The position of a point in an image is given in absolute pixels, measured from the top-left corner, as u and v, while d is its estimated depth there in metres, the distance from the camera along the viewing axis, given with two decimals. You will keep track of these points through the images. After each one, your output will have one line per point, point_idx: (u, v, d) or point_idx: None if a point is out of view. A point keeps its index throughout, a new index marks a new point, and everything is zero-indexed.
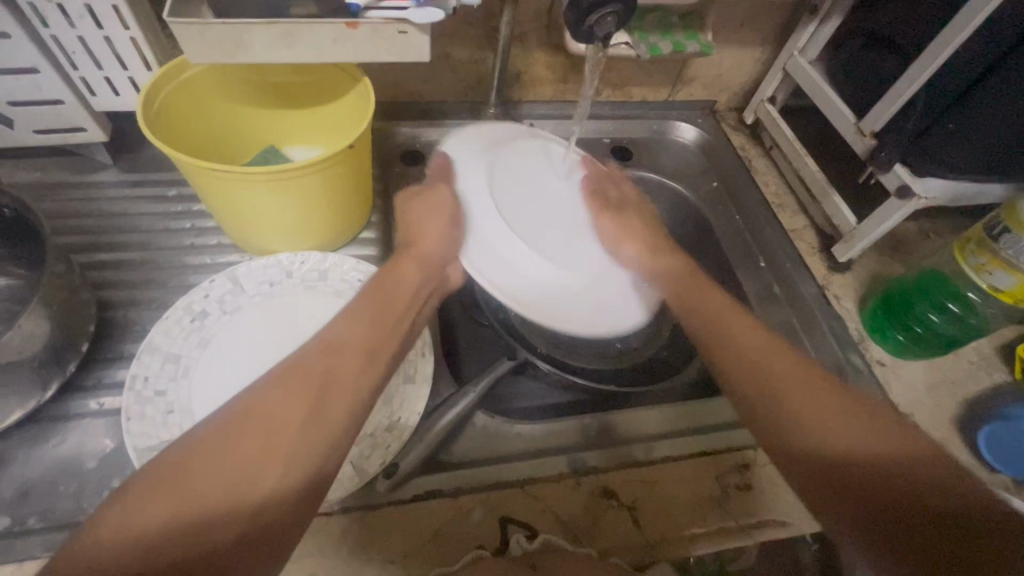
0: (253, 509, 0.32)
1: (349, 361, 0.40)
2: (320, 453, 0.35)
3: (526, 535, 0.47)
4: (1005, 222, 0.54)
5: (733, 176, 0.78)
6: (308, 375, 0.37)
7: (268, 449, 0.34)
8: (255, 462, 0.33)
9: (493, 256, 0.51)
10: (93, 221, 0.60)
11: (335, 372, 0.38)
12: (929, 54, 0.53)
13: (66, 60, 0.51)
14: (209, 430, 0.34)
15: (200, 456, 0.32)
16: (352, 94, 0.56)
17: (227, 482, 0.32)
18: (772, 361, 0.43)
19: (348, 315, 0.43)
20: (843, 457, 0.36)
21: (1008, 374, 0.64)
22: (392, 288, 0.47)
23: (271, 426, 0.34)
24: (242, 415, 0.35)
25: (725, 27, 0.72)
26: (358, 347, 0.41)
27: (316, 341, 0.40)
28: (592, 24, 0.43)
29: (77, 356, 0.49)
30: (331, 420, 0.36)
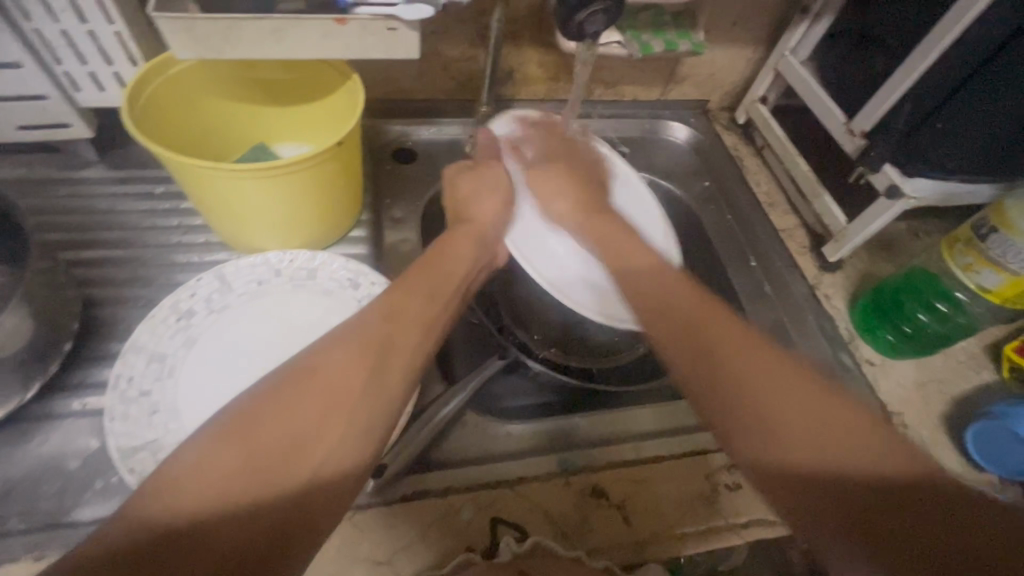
0: (317, 464, 0.32)
1: (408, 331, 0.41)
2: (375, 414, 0.36)
3: (514, 535, 0.46)
4: (992, 222, 0.55)
5: (725, 175, 0.78)
6: (366, 342, 0.38)
7: (330, 408, 0.34)
8: (317, 417, 0.34)
9: (532, 241, 0.59)
10: (79, 218, 0.59)
11: (393, 338, 0.39)
12: (918, 56, 0.54)
13: (50, 54, 0.50)
14: (271, 387, 0.34)
15: (266, 410, 0.33)
16: (342, 92, 0.56)
17: (290, 436, 0.32)
18: (737, 349, 0.39)
19: (403, 287, 0.44)
20: (816, 454, 0.33)
21: (995, 373, 0.64)
22: (441, 268, 0.49)
23: (332, 385, 0.35)
24: (302, 373, 0.35)
25: (717, 26, 0.72)
26: (415, 319, 0.42)
27: (375, 308, 0.41)
28: (581, 21, 0.43)
29: (61, 354, 0.48)
30: (393, 387, 0.37)
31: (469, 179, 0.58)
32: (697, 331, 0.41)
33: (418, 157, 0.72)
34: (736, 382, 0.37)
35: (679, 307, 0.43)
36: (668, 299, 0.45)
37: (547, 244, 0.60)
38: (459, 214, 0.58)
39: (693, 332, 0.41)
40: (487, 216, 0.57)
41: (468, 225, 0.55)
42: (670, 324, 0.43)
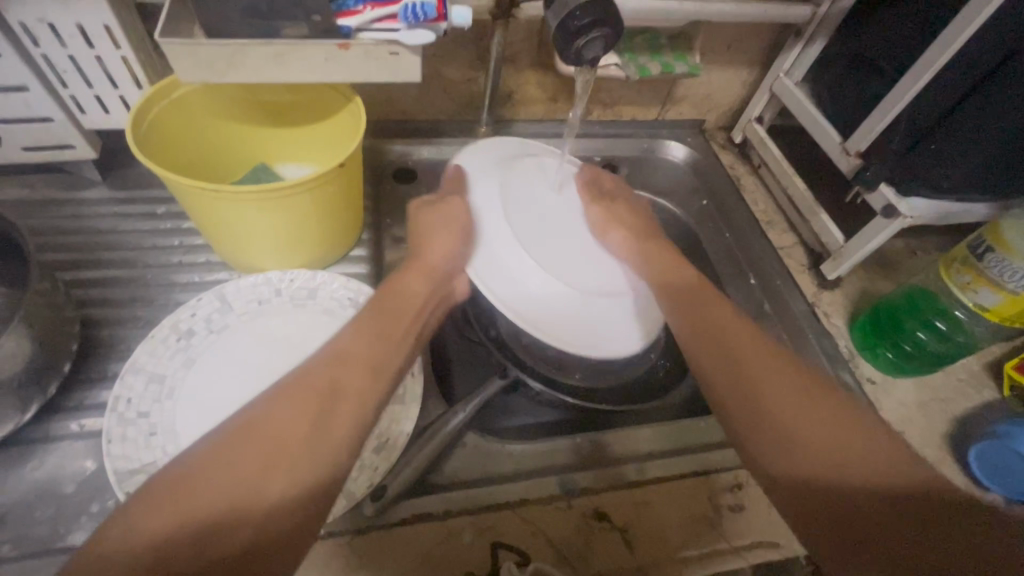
0: (258, 522, 0.32)
1: (356, 374, 0.40)
2: (316, 466, 0.35)
3: (515, 561, 0.46)
4: (989, 242, 0.55)
5: (723, 194, 0.78)
6: (311, 390, 0.37)
7: (271, 462, 0.34)
8: (257, 474, 0.33)
9: (499, 264, 0.50)
10: (81, 238, 0.59)
11: (339, 385, 0.39)
12: (909, 78, 0.55)
13: (56, 78, 0.51)
14: (208, 445, 0.34)
15: (200, 471, 0.32)
16: (344, 113, 0.56)
17: (227, 495, 0.32)
18: (771, 380, 0.41)
19: (355, 329, 0.43)
20: (842, 477, 0.35)
21: (996, 392, 0.64)
22: (393, 304, 0.47)
23: (272, 440, 0.35)
24: (242, 428, 0.35)
25: (713, 49, 0.73)
26: (364, 362, 0.41)
27: (324, 354, 0.41)
28: (580, 48, 0.43)
29: (59, 376, 0.48)
30: (335, 440, 0.36)
31: (427, 212, 0.52)
32: (730, 366, 0.43)
33: (419, 176, 0.73)
34: (765, 414, 0.39)
35: (725, 338, 0.45)
36: (706, 326, 0.46)
37: (518, 267, 0.50)
38: (414, 251, 0.52)
39: (736, 365, 0.43)
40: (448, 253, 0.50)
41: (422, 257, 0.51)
42: (705, 356, 0.45)
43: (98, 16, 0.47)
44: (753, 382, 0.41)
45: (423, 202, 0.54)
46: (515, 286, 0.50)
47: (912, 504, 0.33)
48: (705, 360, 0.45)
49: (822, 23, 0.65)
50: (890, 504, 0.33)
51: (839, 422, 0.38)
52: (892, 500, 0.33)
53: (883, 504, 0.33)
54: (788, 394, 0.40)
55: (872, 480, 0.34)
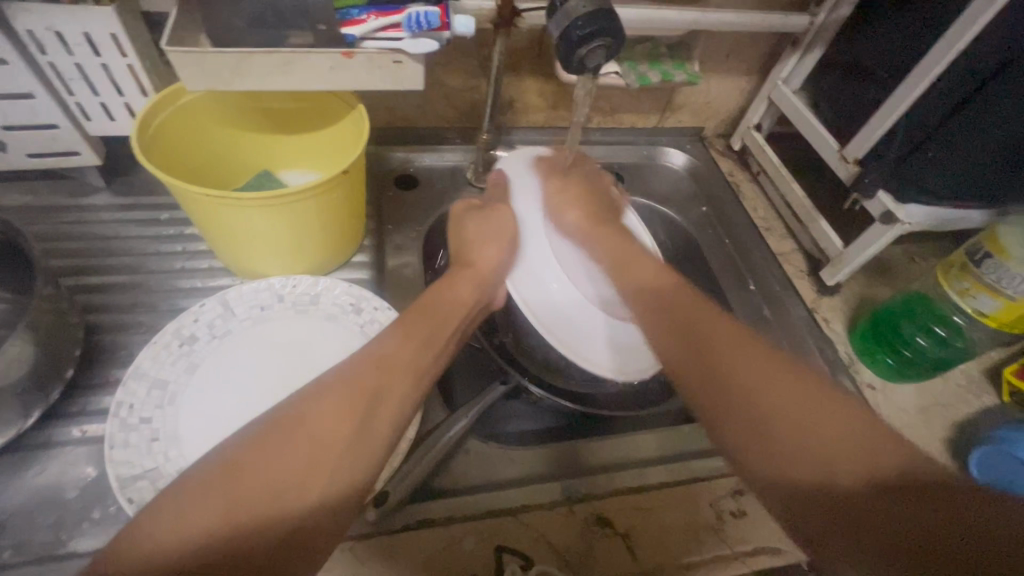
0: (298, 515, 0.32)
1: (400, 378, 0.40)
2: (356, 465, 0.35)
3: (520, 565, 0.46)
4: (986, 248, 0.56)
5: (722, 201, 0.79)
6: (353, 388, 0.37)
7: (314, 459, 0.34)
8: (302, 470, 0.33)
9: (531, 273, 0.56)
10: (85, 244, 0.59)
11: (384, 387, 0.39)
12: (906, 87, 0.56)
13: (62, 86, 0.51)
14: (256, 437, 0.34)
15: (247, 462, 0.33)
16: (347, 121, 0.57)
17: (273, 487, 0.32)
18: (746, 366, 0.38)
19: (399, 333, 0.43)
20: (818, 463, 0.33)
21: (996, 398, 0.64)
22: (438, 311, 0.48)
23: (318, 436, 0.35)
24: (289, 422, 0.35)
25: (713, 57, 0.74)
26: (407, 365, 0.41)
27: (368, 354, 0.41)
28: (583, 57, 0.44)
29: (62, 381, 0.48)
30: (377, 443, 0.37)
31: (476, 222, 0.57)
32: (708, 357, 0.40)
33: (420, 182, 0.73)
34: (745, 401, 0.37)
35: (700, 329, 0.42)
36: (682, 318, 0.43)
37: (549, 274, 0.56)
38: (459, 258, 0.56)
39: (710, 356, 0.40)
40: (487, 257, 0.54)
41: (470, 267, 0.54)
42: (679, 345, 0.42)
43: (105, 25, 0.48)
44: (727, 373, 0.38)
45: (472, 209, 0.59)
46: (541, 291, 0.55)
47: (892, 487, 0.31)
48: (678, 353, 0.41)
49: (819, 33, 0.66)
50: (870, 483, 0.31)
51: (814, 404, 0.35)
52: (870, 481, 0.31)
53: (858, 490, 0.31)
54: (768, 378, 0.37)
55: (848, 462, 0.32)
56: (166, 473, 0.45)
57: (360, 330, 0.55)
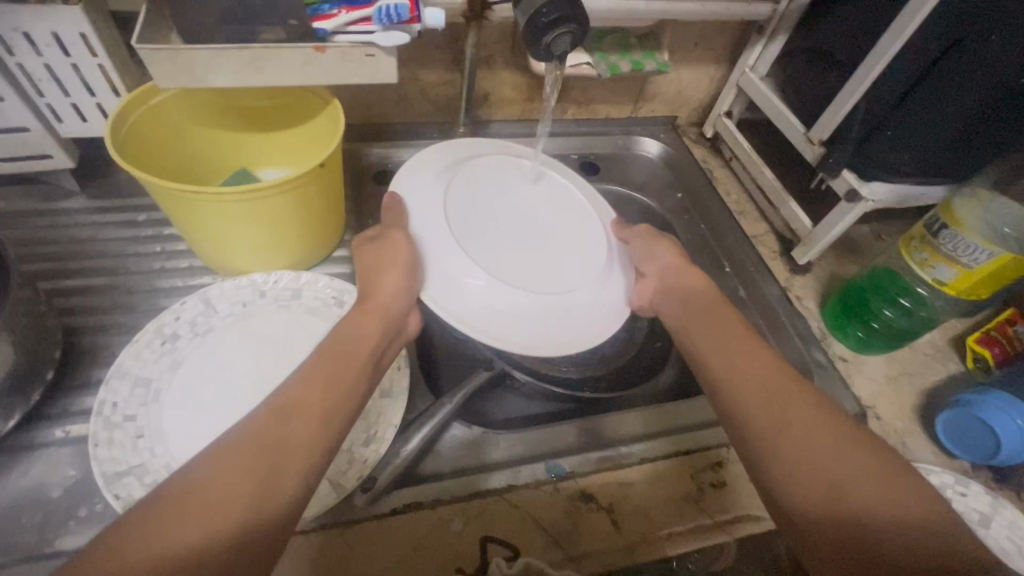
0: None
1: (302, 426, 0.37)
2: (257, 520, 0.33)
3: (505, 557, 0.46)
4: (942, 219, 0.58)
5: (696, 186, 0.81)
6: (253, 448, 0.35)
7: (211, 523, 0.31)
8: (200, 534, 0.31)
9: (450, 289, 0.51)
10: (62, 247, 0.59)
11: (288, 438, 0.36)
12: (864, 69, 0.58)
13: (32, 87, 0.51)
14: (147, 507, 0.31)
15: (132, 535, 0.30)
16: (322, 116, 0.58)
17: (158, 560, 0.29)
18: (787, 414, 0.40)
19: (302, 379, 0.40)
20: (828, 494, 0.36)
21: (960, 365, 0.67)
22: (350, 348, 0.44)
23: (208, 504, 0.32)
24: (181, 491, 0.32)
25: (682, 46, 0.76)
26: (310, 413, 0.38)
27: (267, 404, 0.38)
28: (550, 43, 0.45)
29: (42, 383, 0.48)
30: (278, 498, 0.34)
31: (373, 253, 0.50)
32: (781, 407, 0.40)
33: None
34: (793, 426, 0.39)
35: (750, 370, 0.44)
36: (736, 359, 0.45)
37: (469, 283, 0.51)
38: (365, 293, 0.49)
39: (778, 402, 0.41)
40: (390, 290, 0.48)
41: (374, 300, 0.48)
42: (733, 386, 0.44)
43: (74, 25, 0.48)
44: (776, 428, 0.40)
45: (367, 239, 0.52)
46: (458, 301, 0.50)
47: (908, 523, 0.34)
48: (748, 394, 0.42)
49: (782, 20, 0.68)
50: (906, 537, 0.33)
51: (855, 454, 0.37)
52: (918, 530, 0.33)
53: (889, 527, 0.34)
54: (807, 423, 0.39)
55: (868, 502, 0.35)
56: (152, 469, 0.46)
57: None
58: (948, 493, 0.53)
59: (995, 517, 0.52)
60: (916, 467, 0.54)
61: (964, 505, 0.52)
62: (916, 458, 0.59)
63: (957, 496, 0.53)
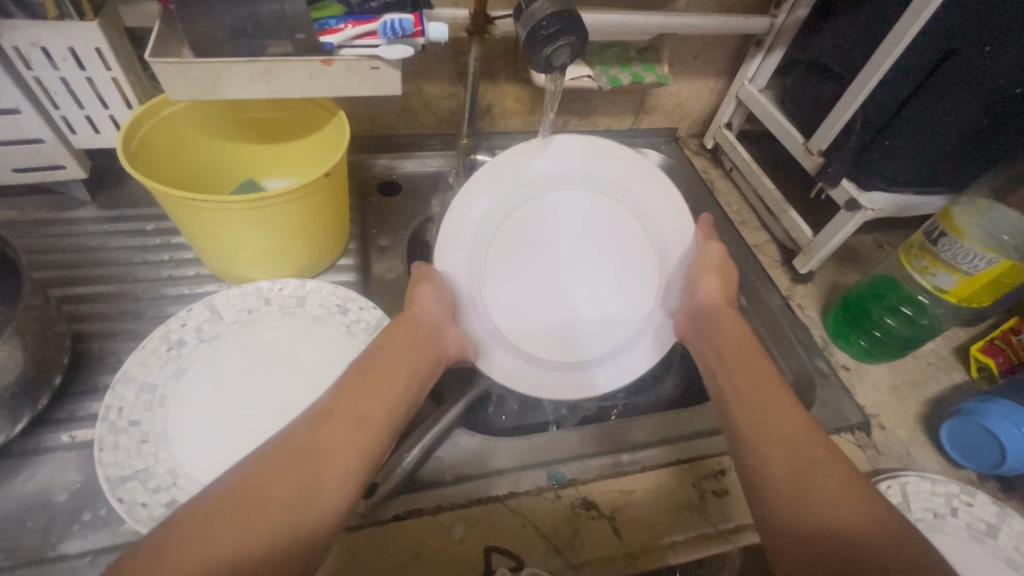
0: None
1: (344, 429, 0.40)
2: (302, 521, 0.35)
3: (509, 566, 0.46)
4: (942, 227, 0.59)
5: (697, 197, 0.82)
6: (298, 451, 0.38)
7: (248, 524, 0.33)
8: (241, 536, 0.33)
9: (500, 354, 0.56)
10: (72, 255, 0.60)
11: (324, 443, 0.39)
12: (861, 80, 0.58)
13: (48, 100, 0.53)
14: (190, 510, 0.33)
15: (178, 535, 0.32)
16: (328, 127, 0.59)
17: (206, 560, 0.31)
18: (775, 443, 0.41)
19: (339, 388, 0.43)
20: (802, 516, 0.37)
21: (965, 374, 0.67)
22: (388, 359, 0.47)
23: (254, 504, 0.34)
24: (233, 492, 0.34)
25: (682, 59, 0.77)
26: (351, 418, 0.41)
27: (305, 414, 0.41)
28: (549, 55, 0.46)
29: (50, 388, 0.49)
30: (323, 497, 0.36)
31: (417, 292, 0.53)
32: (787, 439, 0.41)
33: (403, 188, 0.76)
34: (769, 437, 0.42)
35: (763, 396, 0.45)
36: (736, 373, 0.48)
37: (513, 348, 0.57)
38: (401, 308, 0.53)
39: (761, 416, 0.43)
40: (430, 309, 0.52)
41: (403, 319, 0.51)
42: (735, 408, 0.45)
43: (90, 40, 0.49)
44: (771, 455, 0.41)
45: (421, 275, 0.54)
46: (509, 365, 0.56)
47: (857, 533, 0.35)
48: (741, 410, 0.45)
49: (780, 34, 0.69)
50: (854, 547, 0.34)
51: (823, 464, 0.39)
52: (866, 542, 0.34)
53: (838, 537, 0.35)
54: (794, 444, 0.40)
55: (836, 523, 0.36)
56: (156, 474, 0.46)
57: (345, 329, 0.56)
58: (953, 503, 0.52)
59: (1002, 527, 0.51)
60: (921, 476, 0.53)
61: (971, 515, 0.52)
62: (921, 468, 0.59)
63: (963, 506, 0.52)
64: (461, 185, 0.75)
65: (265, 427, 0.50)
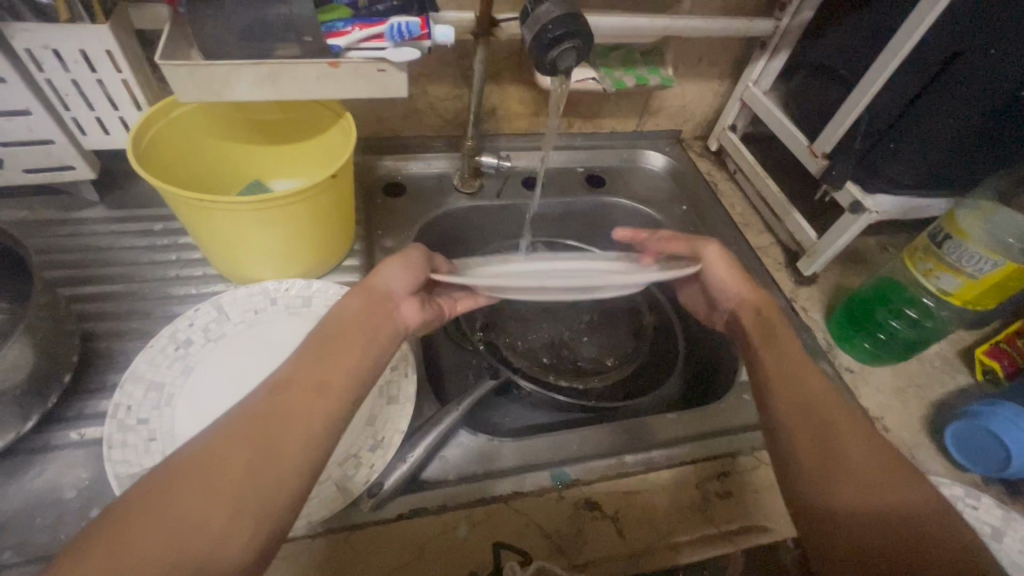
0: (198, 562, 0.31)
1: (299, 399, 0.38)
2: (266, 493, 0.34)
3: (518, 561, 0.46)
4: (946, 229, 0.58)
5: (701, 199, 0.82)
6: (251, 420, 0.36)
7: (206, 498, 0.33)
8: (202, 512, 0.32)
9: None
10: (81, 255, 0.61)
11: (281, 412, 0.37)
12: (866, 83, 0.59)
13: (59, 102, 0.53)
14: (148, 486, 0.33)
15: (134, 512, 0.32)
16: (334, 128, 0.59)
17: (169, 534, 0.31)
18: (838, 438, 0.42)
19: (299, 356, 0.41)
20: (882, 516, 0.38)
21: (970, 377, 0.67)
22: (348, 321, 0.44)
23: (210, 476, 0.33)
24: (188, 464, 0.34)
25: (686, 62, 0.78)
26: (306, 386, 0.39)
27: (263, 385, 0.39)
28: (554, 58, 0.46)
29: (60, 386, 0.49)
30: (280, 468, 0.35)
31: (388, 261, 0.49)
32: (819, 426, 0.42)
33: (408, 190, 0.76)
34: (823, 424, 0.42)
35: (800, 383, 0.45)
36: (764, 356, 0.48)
37: None
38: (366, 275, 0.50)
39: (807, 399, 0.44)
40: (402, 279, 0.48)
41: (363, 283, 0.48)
42: (783, 399, 0.44)
43: (101, 42, 0.50)
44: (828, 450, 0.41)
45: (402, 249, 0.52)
46: None
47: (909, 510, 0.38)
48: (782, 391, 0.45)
49: (784, 36, 0.70)
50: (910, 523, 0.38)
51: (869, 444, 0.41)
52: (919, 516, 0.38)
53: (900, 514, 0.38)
54: (830, 428, 0.42)
55: (910, 514, 0.38)
56: None
57: None
58: (958, 505, 0.52)
59: (1007, 530, 0.51)
60: None
61: (976, 518, 0.52)
62: (926, 470, 0.59)
63: (968, 509, 0.52)
64: (465, 186, 0.76)
65: None
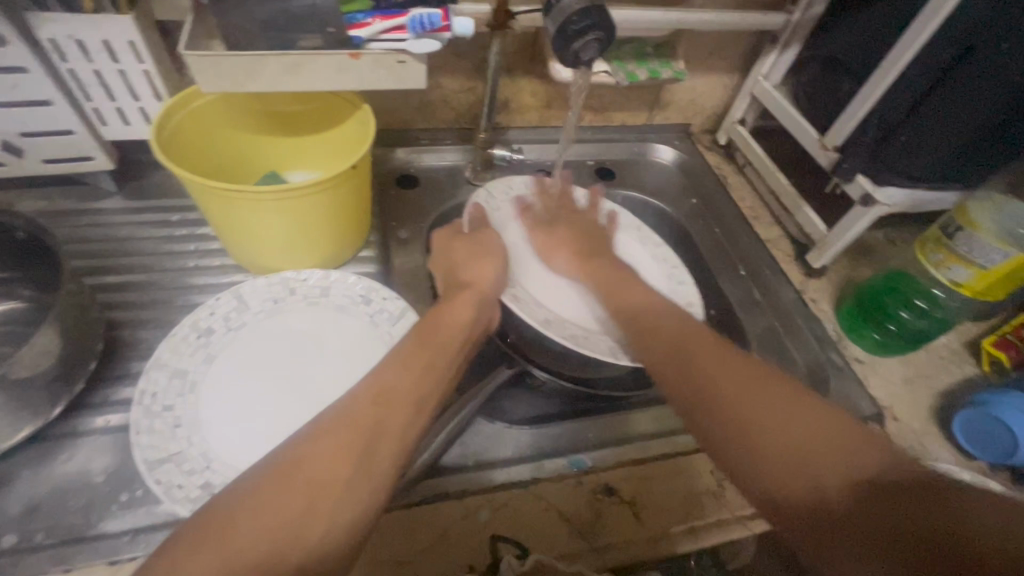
0: (304, 552, 0.33)
1: (400, 411, 0.40)
2: (367, 497, 0.36)
3: (516, 555, 0.46)
4: (958, 222, 0.60)
5: (711, 192, 0.83)
6: (355, 425, 0.38)
7: (315, 497, 0.34)
8: (309, 509, 0.34)
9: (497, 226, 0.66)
10: (101, 245, 0.61)
11: (384, 422, 0.39)
12: (877, 77, 0.59)
13: (81, 92, 0.54)
14: (255, 483, 0.34)
15: (247, 509, 0.33)
16: (351, 120, 0.60)
17: (273, 531, 0.33)
18: (758, 400, 0.41)
19: (394, 364, 0.43)
20: (801, 466, 0.37)
21: (976, 367, 0.68)
22: (442, 334, 0.47)
23: (316, 477, 0.35)
24: (289, 464, 0.35)
25: (696, 56, 0.78)
26: (407, 399, 0.41)
27: (367, 387, 0.41)
28: (577, 50, 0.47)
29: (86, 373, 0.50)
30: (378, 475, 0.37)
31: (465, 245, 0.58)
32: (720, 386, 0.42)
33: (421, 182, 0.77)
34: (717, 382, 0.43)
35: (690, 358, 0.45)
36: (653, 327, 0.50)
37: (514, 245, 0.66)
38: (452, 276, 0.56)
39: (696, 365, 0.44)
40: (486, 275, 0.55)
41: (470, 286, 0.54)
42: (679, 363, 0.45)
43: (124, 33, 0.51)
44: (748, 421, 0.40)
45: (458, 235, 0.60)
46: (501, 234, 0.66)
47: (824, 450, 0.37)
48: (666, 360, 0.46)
49: (795, 31, 0.70)
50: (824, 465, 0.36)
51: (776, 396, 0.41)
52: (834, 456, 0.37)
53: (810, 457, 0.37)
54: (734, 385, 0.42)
55: (833, 447, 0.37)
56: (191, 457, 0.47)
57: (370, 319, 0.58)
58: None
59: None
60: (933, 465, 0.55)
61: None
62: (933, 458, 0.60)
63: None
64: (478, 179, 0.76)
65: (293, 411, 0.52)
